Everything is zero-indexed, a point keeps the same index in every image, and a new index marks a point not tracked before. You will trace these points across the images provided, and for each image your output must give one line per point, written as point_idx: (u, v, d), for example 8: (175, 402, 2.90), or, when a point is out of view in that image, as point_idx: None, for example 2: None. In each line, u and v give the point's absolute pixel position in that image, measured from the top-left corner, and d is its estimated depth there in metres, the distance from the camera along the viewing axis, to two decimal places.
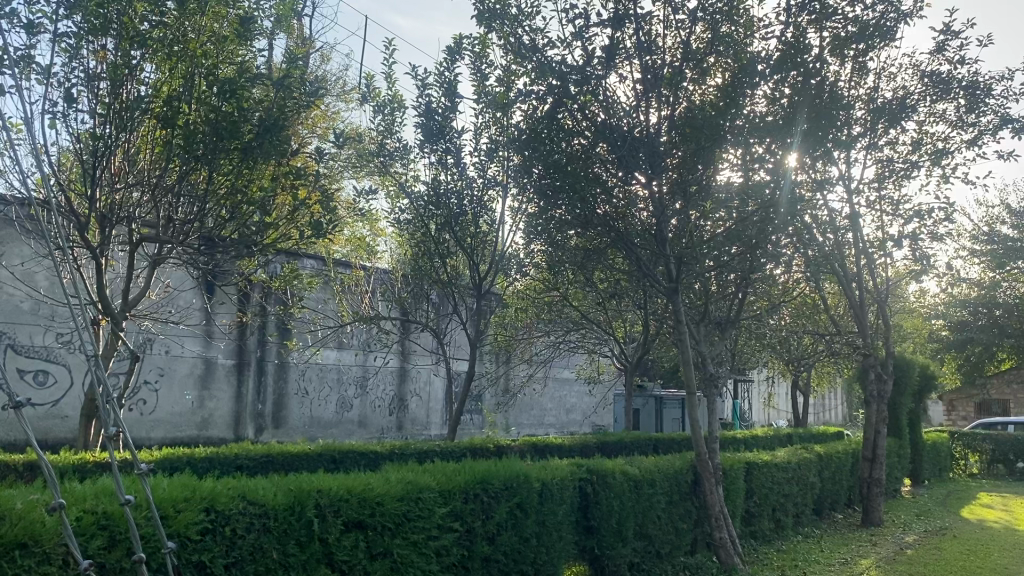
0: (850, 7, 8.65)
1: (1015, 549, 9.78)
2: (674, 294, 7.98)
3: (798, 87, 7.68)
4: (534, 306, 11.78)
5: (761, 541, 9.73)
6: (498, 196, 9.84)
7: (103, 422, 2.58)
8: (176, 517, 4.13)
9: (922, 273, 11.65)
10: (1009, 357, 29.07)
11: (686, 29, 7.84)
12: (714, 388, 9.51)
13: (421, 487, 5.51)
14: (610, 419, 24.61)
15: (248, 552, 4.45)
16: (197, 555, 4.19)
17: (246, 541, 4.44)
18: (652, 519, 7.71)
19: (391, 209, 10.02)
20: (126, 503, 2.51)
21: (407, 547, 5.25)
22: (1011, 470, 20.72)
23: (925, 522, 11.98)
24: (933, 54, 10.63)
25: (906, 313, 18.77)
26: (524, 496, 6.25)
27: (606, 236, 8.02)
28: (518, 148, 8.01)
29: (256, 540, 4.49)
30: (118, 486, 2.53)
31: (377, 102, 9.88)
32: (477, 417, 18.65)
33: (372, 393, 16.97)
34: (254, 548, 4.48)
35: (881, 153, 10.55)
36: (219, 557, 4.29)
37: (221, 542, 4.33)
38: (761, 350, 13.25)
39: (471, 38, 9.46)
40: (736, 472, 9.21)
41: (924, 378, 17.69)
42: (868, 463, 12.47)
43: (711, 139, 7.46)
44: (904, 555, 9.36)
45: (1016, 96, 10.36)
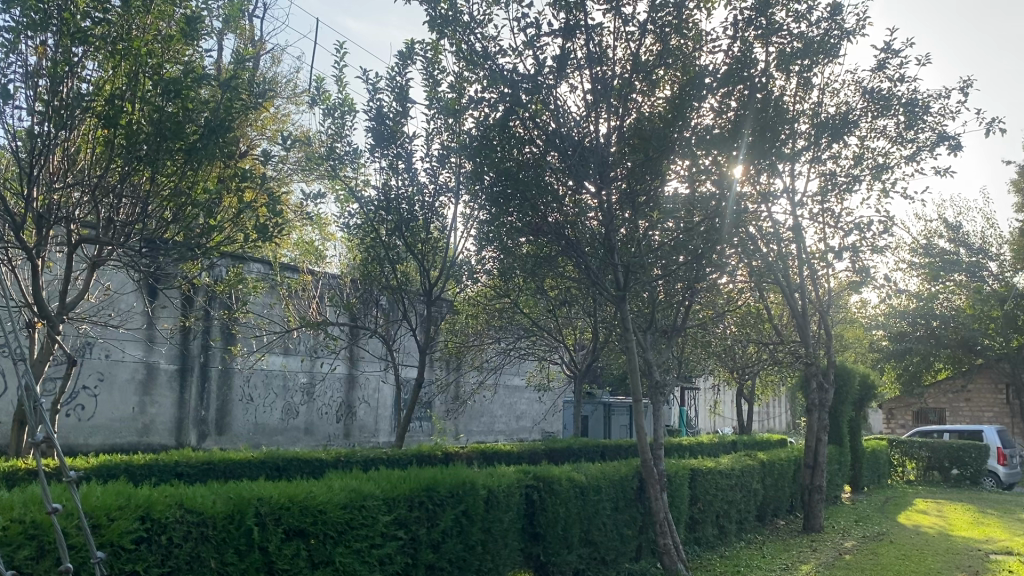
0: (795, 23, 8.84)
1: (948, 553, 10.07)
2: (622, 303, 7.99)
3: (743, 101, 7.82)
4: (485, 313, 11.71)
5: (704, 547, 9.83)
6: (449, 203, 9.78)
7: (30, 427, 2.41)
8: (108, 525, 4.02)
9: (861, 285, 11.92)
10: (944, 368, 29.48)
11: (635, 41, 7.88)
12: (660, 395, 9.54)
13: (365, 494, 5.39)
14: (558, 426, 24.68)
15: (184, 562, 4.32)
16: (130, 565, 4.07)
17: (183, 550, 4.32)
18: (597, 526, 7.71)
19: (340, 213, 9.86)
20: (53, 511, 2.29)
21: (349, 555, 5.12)
22: (946, 476, 21.42)
23: (863, 528, 12.26)
24: (873, 71, 10.92)
25: (847, 323, 19.30)
26: (471, 503, 6.18)
27: (557, 243, 8.03)
28: (469, 155, 7.96)
29: (191, 549, 4.37)
30: (43, 494, 2.32)
31: (327, 105, 9.75)
32: (425, 425, 18.53)
33: (318, 400, 16.73)
34: (190, 558, 4.36)
35: (825, 166, 10.78)
36: (153, 566, 4.17)
37: (156, 551, 4.21)
38: (707, 357, 13.38)
39: (422, 44, 9.41)
40: (681, 479, 9.28)
41: (864, 387, 18.15)
42: (809, 470, 12.68)
43: (659, 150, 7.56)
44: (842, 560, 9.56)
45: (954, 113, 10.68)
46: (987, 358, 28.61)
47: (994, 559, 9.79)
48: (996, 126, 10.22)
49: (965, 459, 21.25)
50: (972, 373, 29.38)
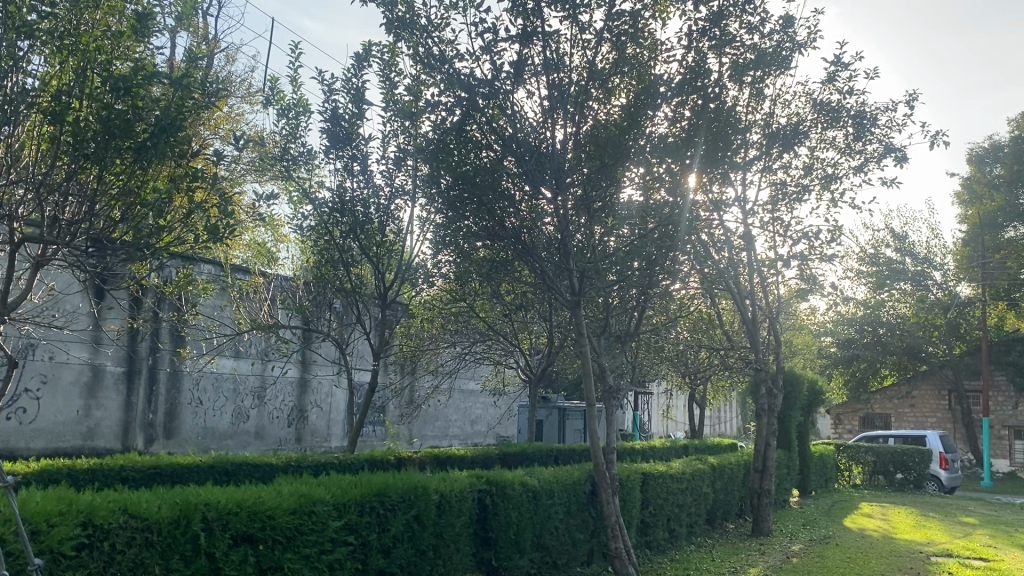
0: (748, 34, 9.00)
1: (891, 555, 10.32)
2: (577, 308, 8.01)
3: (696, 110, 8.01)
4: (440, 316, 11.69)
5: (655, 551, 9.92)
6: (405, 206, 9.74)
7: None
8: (48, 532, 3.93)
9: (810, 293, 12.17)
10: (891, 374, 30.31)
11: (591, 49, 7.94)
12: (614, 399, 9.57)
13: (314, 499, 5.32)
14: (513, 430, 24.74)
15: (128, 569, 4.24)
16: (71, 572, 3.99)
17: (126, 556, 4.23)
18: (549, 531, 7.73)
19: (294, 215, 9.73)
20: None
21: (298, 561, 5.07)
22: (890, 480, 21.86)
23: (809, 531, 12.49)
24: (824, 83, 11.14)
25: (796, 329, 19.69)
26: (422, 508, 6.16)
27: (512, 248, 8.04)
28: (425, 158, 7.95)
29: (135, 556, 4.28)
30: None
31: (281, 105, 9.64)
32: (379, 429, 18.43)
33: (269, 404, 16.53)
34: (134, 564, 4.27)
35: (775, 176, 10.96)
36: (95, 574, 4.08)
37: (98, 558, 4.12)
38: (659, 363, 13.51)
39: (380, 46, 9.34)
40: (633, 483, 9.36)
41: (812, 392, 18.51)
42: (758, 475, 12.82)
43: (614, 157, 7.59)
44: (789, 562, 9.73)
45: (900, 126, 10.95)
46: (931, 364, 29.31)
47: (935, 561, 10.04)
48: (941, 139, 10.51)
49: (908, 463, 21.71)
50: (916, 379, 30.08)
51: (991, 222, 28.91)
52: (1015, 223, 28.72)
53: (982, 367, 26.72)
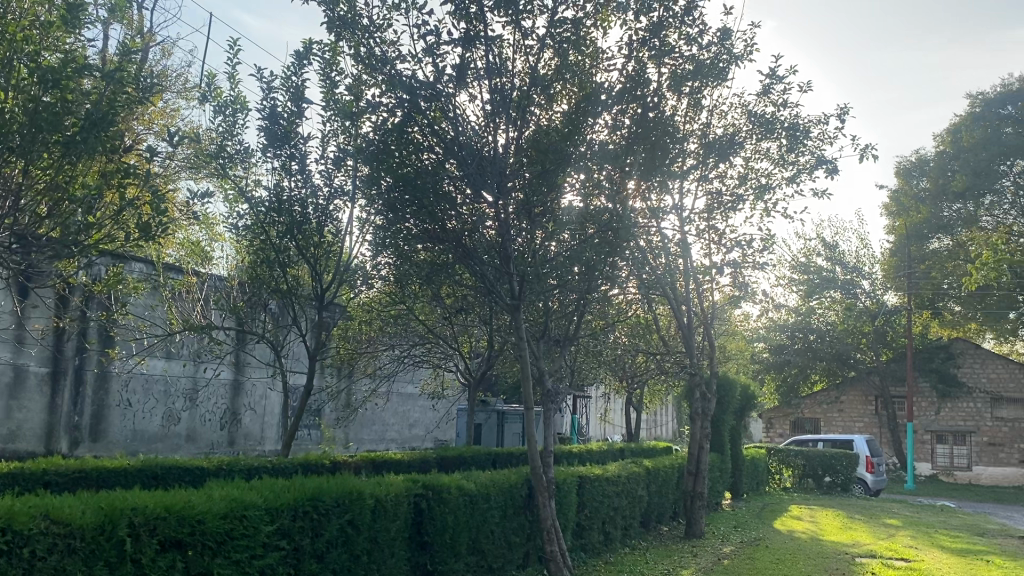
0: (686, 45, 9.17)
1: (818, 556, 10.61)
2: (516, 313, 7.99)
3: (636, 119, 8.17)
4: (379, 319, 11.61)
5: (590, 553, 10.00)
6: (344, 206, 9.63)
7: None
8: None
9: (743, 300, 12.42)
10: (820, 379, 30.89)
11: (534, 55, 7.99)
12: (552, 402, 9.60)
13: (246, 504, 5.22)
14: (451, 434, 24.68)
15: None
16: None
17: (46, 563, 4.11)
18: (485, 534, 7.73)
19: (229, 213, 9.56)
20: None
21: (229, 566, 4.97)
22: (818, 483, 22.43)
23: (741, 533, 12.76)
24: (759, 96, 11.40)
25: (729, 335, 20.10)
26: (357, 513, 6.10)
27: (452, 252, 8.04)
28: (365, 159, 7.89)
29: (57, 563, 4.17)
30: None
31: (218, 102, 9.46)
32: (314, 433, 18.19)
33: (201, 406, 16.18)
34: (54, 572, 4.15)
35: (711, 185, 11.16)
36: None
37: (16, 565, 4.00)
38: (597, 368, 13.62)
39: (321, 45, 9.24)
40: (569, 486, 9.42)
41: (744, 397, 18.90)
42: (691, 477, 13.03)
43: (557, 162, 7.63)
44: (720, 564, 9.92)
45: (831, 138, 11.26)
46: (859, 371, 30.17)
47: (859, 561, 10.37)
48: (869, 152, 10.85)
49: (836, 467, 22.34)
50: (844, 385, 30.91)
51: (917, 233, 29.98)
52: (939, 235, 29.85)
53: (907, 373, 27.62)
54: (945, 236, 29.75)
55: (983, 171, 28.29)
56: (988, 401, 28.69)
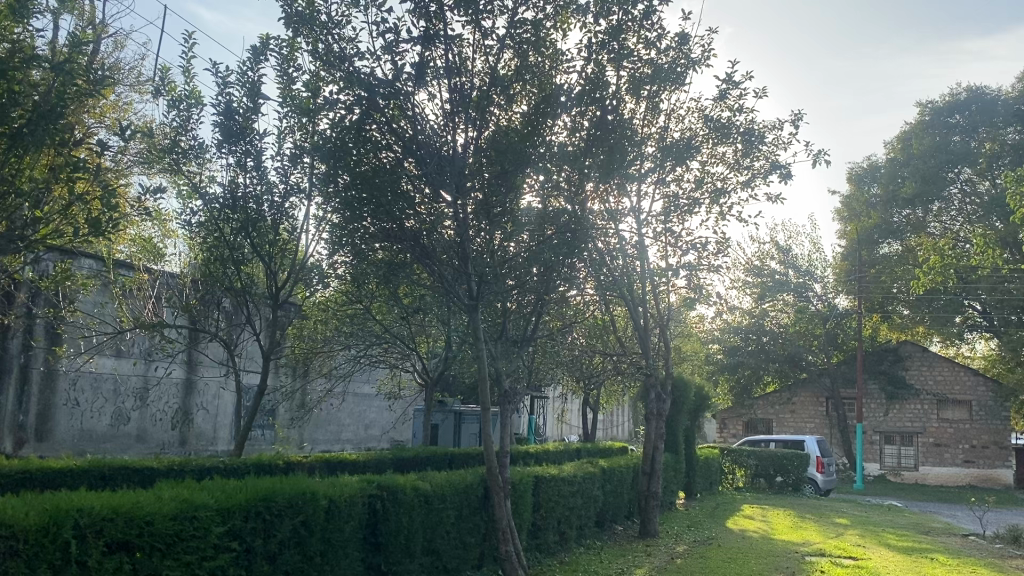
0: (645, 49, 9.26)
1: (768, 555, 10.76)
2: (474, 312, 7.97)
3: (595, 121, 8.27)
4: (335, 318, 11.52)
5: (546, 553, 10.02)
6: (300, 204, 9.53)
7: None
8: None
9: (698, 302, 12.56)
10: (773, 381, 31.37)
11: (493, 55, 7.98)
12: (509, 402, 9.60)
13: (197, 504, 5.14)
14: (407, 435, 24.56)
15: None
16: None
17: None
18: (440, 535, 7.70)
19: (182, 210, 9.38)
20: None
21: (178, 568, 4.89)
22: (770, 483, 22.76)
23: (694, 533, 12.90)
24: (716, 100, 11.55)
25: (685, 337, 20.32)
26: (310, 514, 6.03)
27: (410, 251, 8.00)
28: (322, 156, 7.81)
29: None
30: None
31: (172, 96, 9.29)
32: (267, 433, 17.97)
33: (152, 406, 15.88)
34: None
35: (668, 188, 11.26)
36: None
37: None
38: (555, 369, 13.66)
39: (278, 40, 9.13)
40: (525, 486, 9.43)
41: (698, 398, 19.12)
42: (646, 477, 13.13)
43: (516, 162, 7.59)
44: (673, 563, 10.01)
45: (785, 144, 11.45)
46: (810, 372, 30.71)
47: (808, 560, 10.53)
48: (822, 158, 11.05)
49: (788, 467, 22.70)
50: (796, 387, 31.42)
51: (868, 238, 30.60)
52: (889, 240, 30.43)
53: (858, 375, 28.17)
54: (895, 241, 30.41)
55: (931, 178, 29.11)
56: (934, 402, 29.48)
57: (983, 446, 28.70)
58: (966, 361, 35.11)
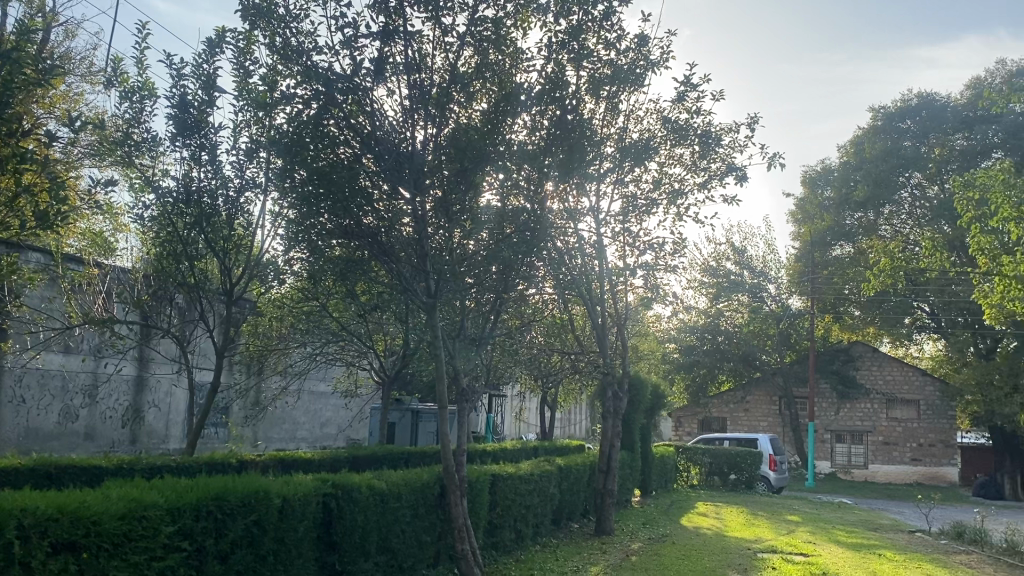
0: (604, 50, 9.31)
1: (721, 552, 10.89)
2: (432, 311, 7.93)
3: (555, 121, 8.26)
4: (291, 315, 11.40)
5: (501, 552, 10.03)
6: (256, 199, 9.40)
7: None
8: None
9: (655, 301, 12.67)
10: (727, 380, 31.76)
11: (453, 52, 7.94)
12: (466, 401, 9.57)
13: (146, 504, 5.04)
14: (363, 433, 24.39)
15: None
16: None
17: None
18: (396, 534, 7.65)
19: (134, 203, 9.19)
20: None
21: (126, 569, 4.78)
22: (724, 481, 23.05)
23: (649, 530, 13.02)
24: (674, 102, 11.65)
25: (642, 336, 20.48)
26: (263, 513, 5.96)
27: (368, 248, 7.93)
28: (278, 151, 7.71)
29: None
30: None
31: (124, 87, 9.10)
32: (221, 431, 17.71)
33: (101, 403, 15.55)
34: None
35: (627, 188, 11.34)
36: None
37: None
38: (513, 368, 13.67)
39: (234, 33, 8.99)
40: (482, 484, 9.42)
41: (654, 397, 19.29)
42: (602, 475, 13.21)
43: (475, 160, 7.60)
44: (628, 561, 10.08)
45: (741, 146, 11.60)
46: (764, 372, 31.17)
47: (760, 556, 10.67)
48: (777, 161, 11.22)
49: (741, 465, 23.02)
50: (750, 386, 31.87)
51: (821, 239, 31.12)
52: (841, 242, 31.01)
53: (810, 375, 28.67)
54: (847, 244, 30.98)
55: (883, 181, 29.59)
56: (884, 402, 30.17)
57: (930, 444, 29.44)
58: (915, 361, 35.92)
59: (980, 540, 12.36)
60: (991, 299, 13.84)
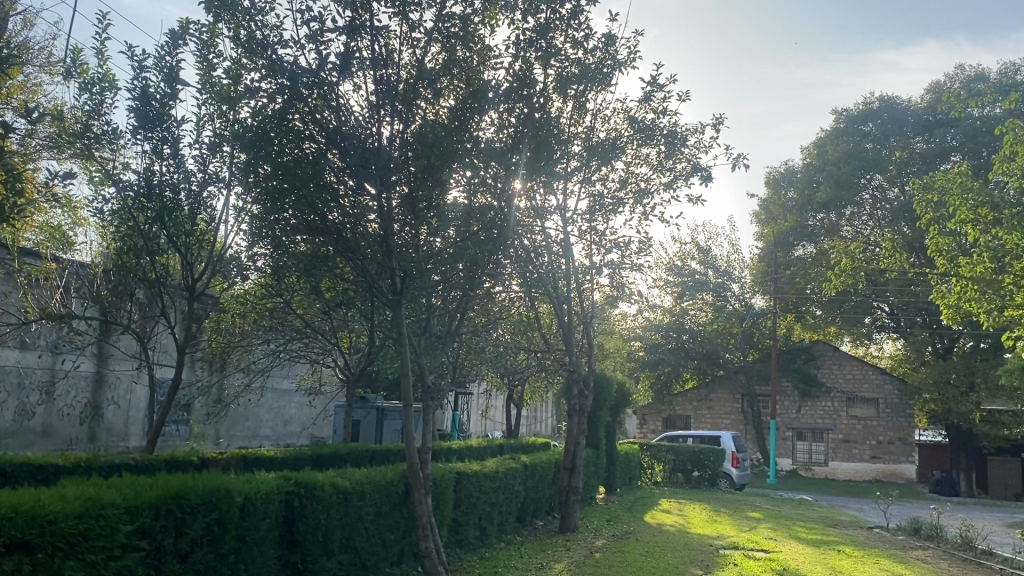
0: (572, 49, 9.33)
1: (684, 549, 10.96)
2: (397, 308, 7.88)
3: (523, 118, 8.26)
4: (254, 311, 11.27)
5: (466, 549, 10.02)
6: (219, 194, 9.27)
7: None
8: None
9: (621, 300, 12.73)
10: (692, 378, 32.01)
11: (420, 48, 7.91)
12: (432, 398, 9.54)
13: (104, 502, 4.96)
14: (328, 431, 24.23)
15: None
16: None
17: None
18: (359, 532, 7.61)
19: (93, 196, 9.02)
20: None
21: (82, 569, 4.70)
22: (687, 478, 23.25)
23: (613, 527, 13.09)
24: (641, 102, 11.71)
25: (608, 334, 20.57)
26: (224, 511, 5.89)
27: (333, 244, 7.85)
28: (242, 146, 7.61)
29: None
30: None
31: (84, 79, 8.93)
32: (182, 428, 17.49)
33: (59, 401, 15.27)
34: None
35: (594, 187, 11.37)
36: None
37: None
38: (479, 366, 13.66)
39: (198, 25, 8.86)
40: (446, 482, 9.39)
41: (619, 395, 19.40)
42: (567, 472, 13.24)
43: (443, 157, 7.57)
44: (592, 558, 10.11)
45: (707, 147, 11.70)
46: (727, 370, 31.49)
47: (722, 553, 10.76)
48: (741, 162, 11.34)
49: (704, 462, 23.25)
50: (714, 383, 32.16)
51: (784, 240, 31.49)
52: (804, 242, 31.43)
53: (772, 373, 29.00)
54: (810, 244, 31.38)
55: (845, 183, 30.00)
56: (844, 400, 30.63)
57: (888, 442, 29.96)
58: (874, 360, 36.54)
59: (936, 536, 12.59)
60: (949, 299, 14.09)
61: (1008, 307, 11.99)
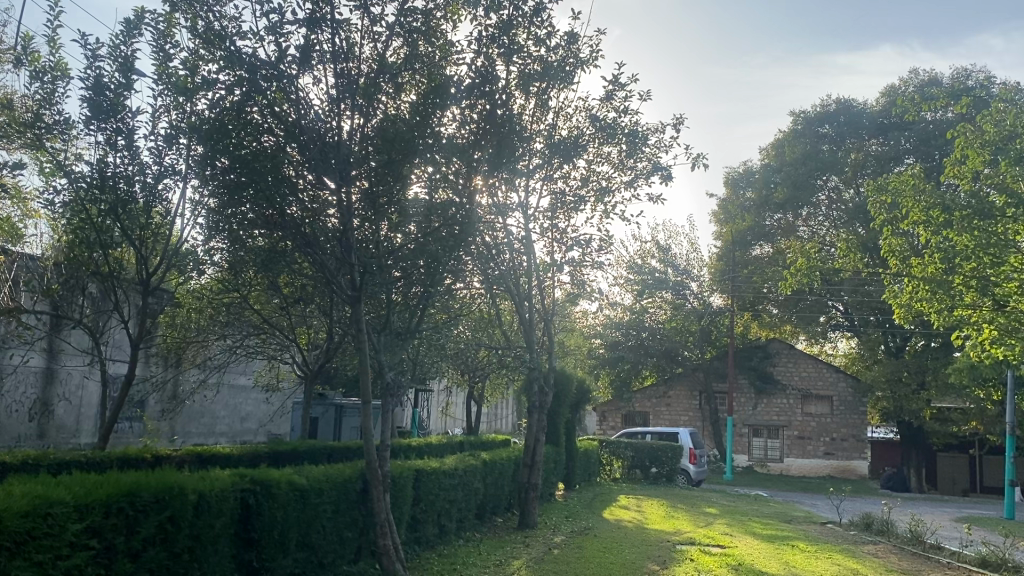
0: (534, 46, 9.33)
1: (641, 545, 11.05)
2: (356, 304, 7.82)
3: (485, 115, 8.24)
4: (211, 306, 11.09)
5: (424, 546, 9.98)
6: (175, 186, 9.10)
7: None
8: None
9: (581, 297, 12.78)
10: (651, 375, 32.25)
11: (381, 42, 7.85)
12: (391, 395, 9.48)
13: (52, 501, 4.85)
14: (285, 427, 23.98)
15: None
16: None
17: None
18: (316, 529, 7.54)
19: (44, 187, 8.80)
20: None
21: (29, 569, 4.59)
22: (646, 474, 23.45)
23: (572, 523, 13.15)
24: (602, 101, 11.75)
25: (568, 331, 20.65)
26: (178, 509, 5.79)
27: (291, 240, 7.69)
28: (199, 138, 7.48)
29: None
30: None
31: (35, 67, 8.71)
32: (135, 425, 17.18)
33: (7, 396, 14.88)
34: None
35: (555, 185, 11.39)
36: None
37: None
38: (439, 363, 13.63)
39: (154, 14, 8.71)
40: (405, 479, 9.35)
41: (579, 392, 19.48)
42: (526, 469, 13.26)
43: (404, 152, 7.48)
44: (550, 554, 10.14)
45: (667, 146, 11.79)
46: (686, 367, 31.78)
47: (679, 549, 10.86)
48: (700, 162, 11.47)
49: (662, 458, 23.48)
50: (673, 380, 32.43)
51: (742, 239, 31.76)
52: (761, 242, 31.83)
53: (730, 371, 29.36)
54: (767, 244, 31.79)
55: (802, 184, 30.42)
56: (799, 397, 31.09)
57: (842, 438, 30.50)
58: (829, 358, 37.18)
59: (886, 530, 12.86)
60: (900, 299, 14.37)
61: (959, 306, 12.29)
